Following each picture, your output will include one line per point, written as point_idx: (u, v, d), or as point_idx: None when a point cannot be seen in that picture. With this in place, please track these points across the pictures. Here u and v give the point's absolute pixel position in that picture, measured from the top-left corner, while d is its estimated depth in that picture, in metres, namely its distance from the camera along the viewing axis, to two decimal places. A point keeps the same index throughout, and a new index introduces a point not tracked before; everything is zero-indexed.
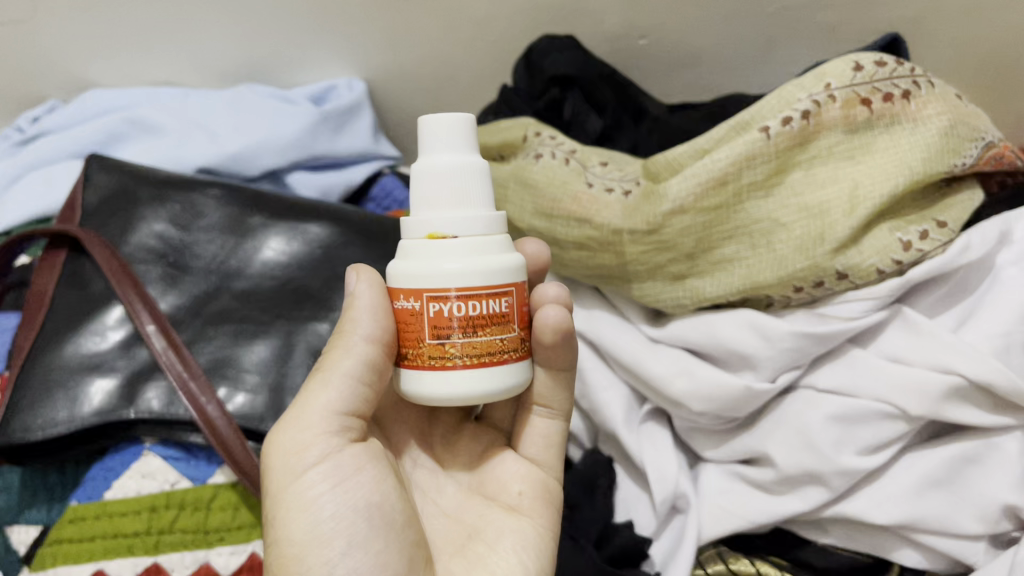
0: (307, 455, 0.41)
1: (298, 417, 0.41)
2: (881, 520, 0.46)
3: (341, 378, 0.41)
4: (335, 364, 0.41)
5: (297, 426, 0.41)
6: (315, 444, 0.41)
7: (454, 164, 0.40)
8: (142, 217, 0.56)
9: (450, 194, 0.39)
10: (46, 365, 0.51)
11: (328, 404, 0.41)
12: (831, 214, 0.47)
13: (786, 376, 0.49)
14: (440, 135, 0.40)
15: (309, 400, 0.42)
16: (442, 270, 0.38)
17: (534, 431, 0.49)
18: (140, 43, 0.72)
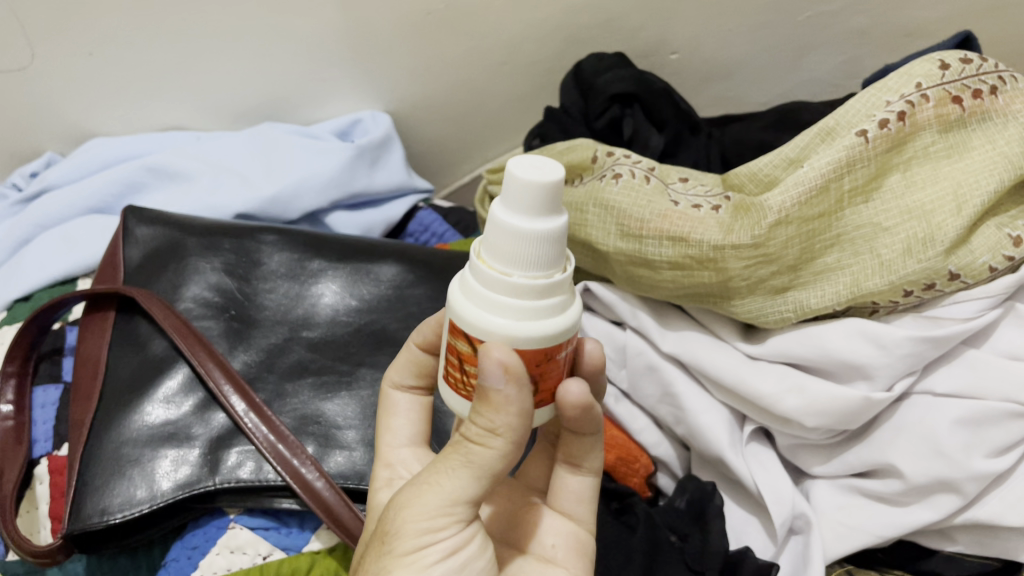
0: (440, 535, 0.33)
1: (439, 494, 0.33)
2: (1018, 522, 0.45)
3: (491, 473, 0.33)
4: (488, 460, 0.33)
5: (437, 504, 0.33)
6: (446, 530, 0.34)
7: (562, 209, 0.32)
8: (197, 269, 0.53)
9: (508, 257, 0.31)
10: (114, 439, 0.46)
11: (466, 494, 0.33)
12: (938, 215, 0.46)
13: (904, 383, 0.48)
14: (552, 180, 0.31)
15: (455, 485, 0.33)
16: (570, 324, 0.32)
17: (566, 489, 0.44)
18: (146, 94, 0.66)
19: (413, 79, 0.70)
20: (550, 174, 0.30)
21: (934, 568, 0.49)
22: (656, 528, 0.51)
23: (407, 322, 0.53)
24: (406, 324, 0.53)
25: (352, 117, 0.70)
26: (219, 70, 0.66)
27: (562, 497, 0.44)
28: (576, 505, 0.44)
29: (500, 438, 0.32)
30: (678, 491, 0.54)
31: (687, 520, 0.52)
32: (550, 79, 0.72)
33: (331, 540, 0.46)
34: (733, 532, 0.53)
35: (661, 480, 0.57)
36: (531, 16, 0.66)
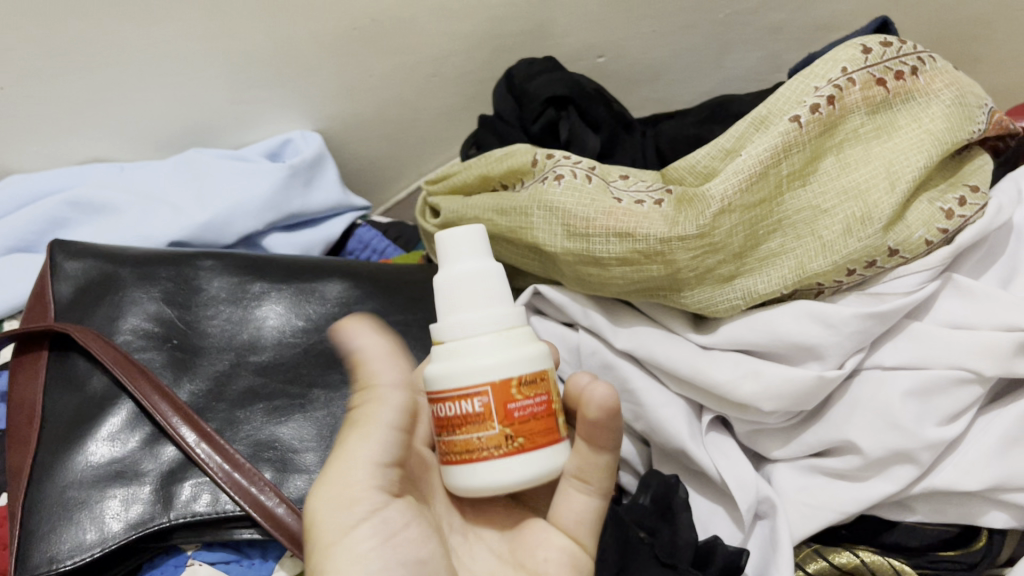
0: (356, 508, 0.36)
1: (340, 462, 0.37)
2: (973, 487, 0.47)
3: (382, 429, 0.37)
4: (373, 414, 0.37)
5: (340, 479, 0.36)
6: (363, 498, 0.36)
7: (481, 273, 0.39)
8: (132, 301, 0.51)
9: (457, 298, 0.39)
10: (57, 483, 0.44)
11: (365, 455, 0.36)
12: (873, 193, 0.47)
13: (853, 359, 0.49)
14: (462, 248, 0.40)
15: (349, 454, 0.36)
16: (469, 366, 0.36)
17: (569, 507, 0.43)
18: (63, 126, 0.63)
19: (344, 97, 0.69)
20: (463, 243, 0.40)
21: (897, 540, 0.50)
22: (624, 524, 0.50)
23: None
24: None
25: (281, 138, 0.69)
26: (141, 99, 0.63)
27: (564, 516, 0.43)
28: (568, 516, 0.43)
29: (377, 392, 0.37)
30: (643, 487, 0.53)
31: (654, 514, 0.51)
32: (479, 90, 0.72)
33: (296, 568, 0.44)
34: (701, 522, 0.53)
35: (622, 478, 0.57)
36: (457, 26, 0.66)
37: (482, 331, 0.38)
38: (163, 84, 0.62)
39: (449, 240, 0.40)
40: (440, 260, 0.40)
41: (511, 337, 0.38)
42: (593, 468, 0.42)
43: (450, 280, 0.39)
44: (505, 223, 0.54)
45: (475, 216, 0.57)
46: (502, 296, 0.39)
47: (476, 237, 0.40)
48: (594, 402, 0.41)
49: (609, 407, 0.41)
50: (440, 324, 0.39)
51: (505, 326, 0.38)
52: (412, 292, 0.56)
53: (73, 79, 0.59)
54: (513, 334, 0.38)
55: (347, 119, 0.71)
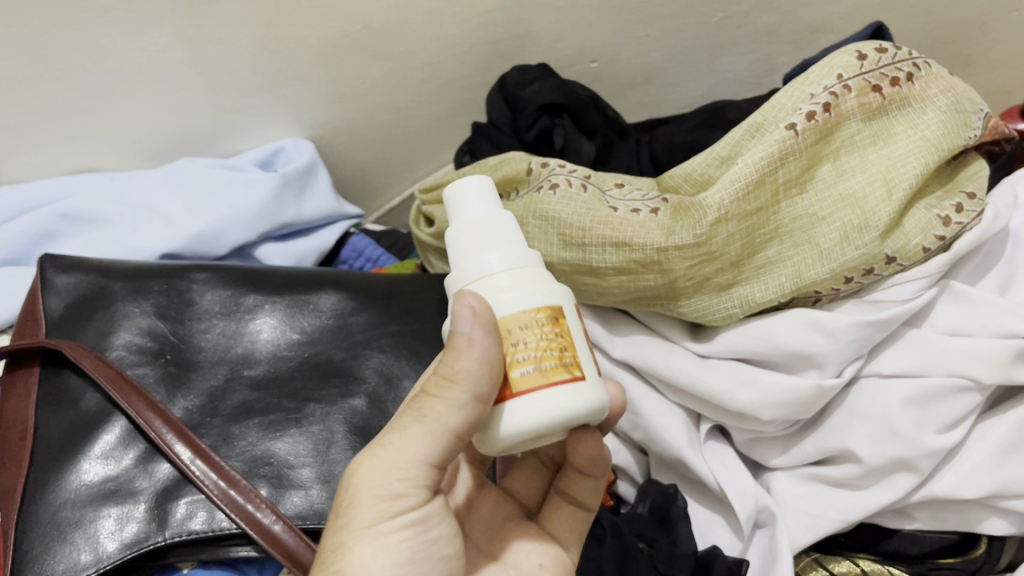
0: (398, 506, 0.33)
1: (392, 454, 0.33)
2: (973, 494, 0.46)
3: (448, 432, 0.33)
4: (442, 414, 0.33)
5: (385, 473, 0.33)
6: (406, 496, 0.33)
7: (490, 217, 0.36)
8: (124, 315, 0.50)
9: (479, 241, 0.36)
10: (50, 504, 0.43)
11: (419, 452, 0.33)
12: (871, 201, 0.47)
13: (852, 367, 0.49)
14: (467, 199, 0.37)
15: (404, 445, 0.33)
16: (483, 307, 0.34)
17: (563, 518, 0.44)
18: (49, 136, 0.61)
19: (335, 104, 0.68)
20: (478, 190, 0.37)
21: (896, 548, 0.50)
22: (623, 536, 0.50)
23: (352, 351, 0.52)
24: (351, 353, 0.52)
25: (273, 146, 0.68)
26: (130, 108, 0.62)
27: (558, 525, 0.44)
28: (562, 526, 0.44)
29: (453, 392, 0.32)
30: (641, 496, 0.53)
31: (653, 524, 0.51)
32: (472, 96, 0.72)
33: None
34: (699, 531, 0.53)
35: (621, 487, 0.57)
36: (449, 32, 0.65)
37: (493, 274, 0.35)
38: (153, 94, 0.61)
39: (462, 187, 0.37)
40: (449, 209, 0.38)
41: (525, 273, 0.35)
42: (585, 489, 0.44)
43: (459, 226, 0.36)
44: None
45: None
46: (513, 234, 0.36)
47: (481, 188, 0.38)
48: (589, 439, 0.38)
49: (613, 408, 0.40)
50: (453, 273, 0.36)
51: (517, 268, 0.35)
52: (407, 301, 0.56)
53: (59, 90, 0.58)
54: (526, 272, 0.35)
55: (339, 126, 0.70)
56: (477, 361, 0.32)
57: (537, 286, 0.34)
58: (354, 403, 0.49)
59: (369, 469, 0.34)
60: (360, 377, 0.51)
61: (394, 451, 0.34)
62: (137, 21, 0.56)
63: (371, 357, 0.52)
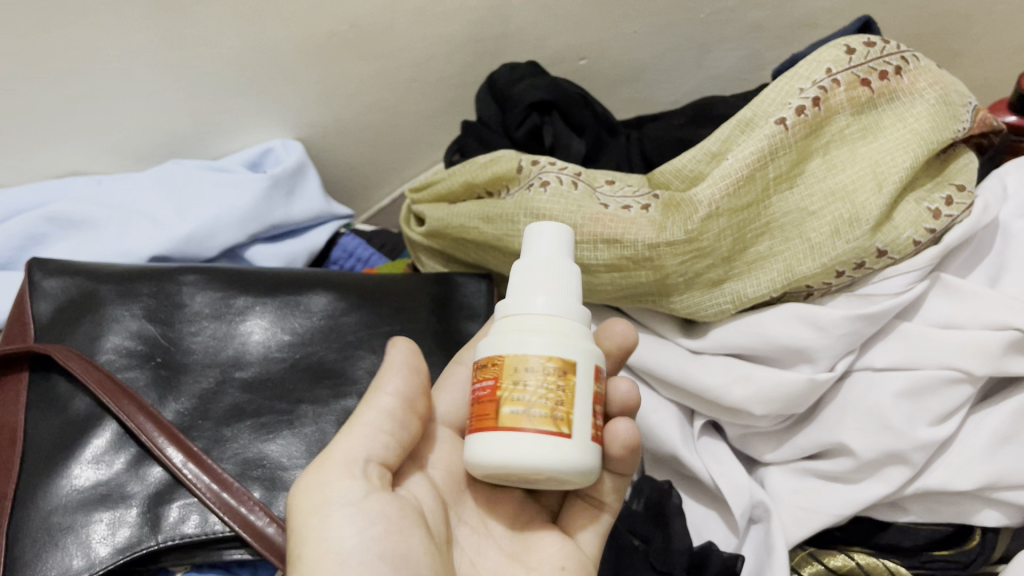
0: (334, 495, 0.35)
1: (321, 461, 0.37)
2: (966, 486, 0.46)
3: (369, 423, 0.37)
4: (364, 410, 0.38)
5: (316, 477, 0.36)
6: (340, 485, 0.35)
7: (557, 261, 0.38)
8: (113, 318, 0.50)
9: (532, 282, 0.37)
10: (41, 509, 0.43)
11: (352, 449, 0.36)
12: (861, 195, 0.47)
13: (843, 362, 0.49)
14: (548, 240, 0.39)
15: (332, 450, 0.37)
16: (512, 341, 0.35)
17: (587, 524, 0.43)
18: (36, 139, 0.61)
19: (323, 104, 0.68)
20: (551, 241, 0.39)
21: (891, 542, 0.50)
22: (619, 535, 0.51)
23: (345, 352, 0.52)
24: (344, 354, 0.52)
25: (261, 147, 0.68)
26: (117, 107, 0.61)
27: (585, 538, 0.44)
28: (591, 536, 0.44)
29: (371, 393, 0.38)
30: (636, 492, 0.53)
31: (649, 521, 0.51)
32: (461, 94, 0.71)
33: None
34: (694, 527, 0.53)
35: None
36: (437, 30, 0.65)
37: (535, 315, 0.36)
38: (140, 95, 0.61)
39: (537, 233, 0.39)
40: (524, 251, 0.39)
41: (560, 325, 0.36)
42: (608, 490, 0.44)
43: (526, 261, 0.38)
44: (494, 231, 0.54)
45: (461, 224, 0.57)
46: (572, 288, 0.38)
47: (560, 237, 0.39)
48: (616, 440, 0.41)
49: (631, 444, 0.41)
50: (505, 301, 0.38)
51: (557, 317, 0.36)
52: (397, 301, 0.56)
53: (43, 91, 0.58)
54: (565, 324, 0.36)
55: (327, 127, 0.70)
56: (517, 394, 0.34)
57: (566, 341, 0.35)
58: (346, 404, 0.49)
59: (302, 478, 0.37)
60: (352, 379, 0.51)
61: (318, 455, 0.37)
62: (122, 23, 0.56)
63: (364, 357, 0.52)
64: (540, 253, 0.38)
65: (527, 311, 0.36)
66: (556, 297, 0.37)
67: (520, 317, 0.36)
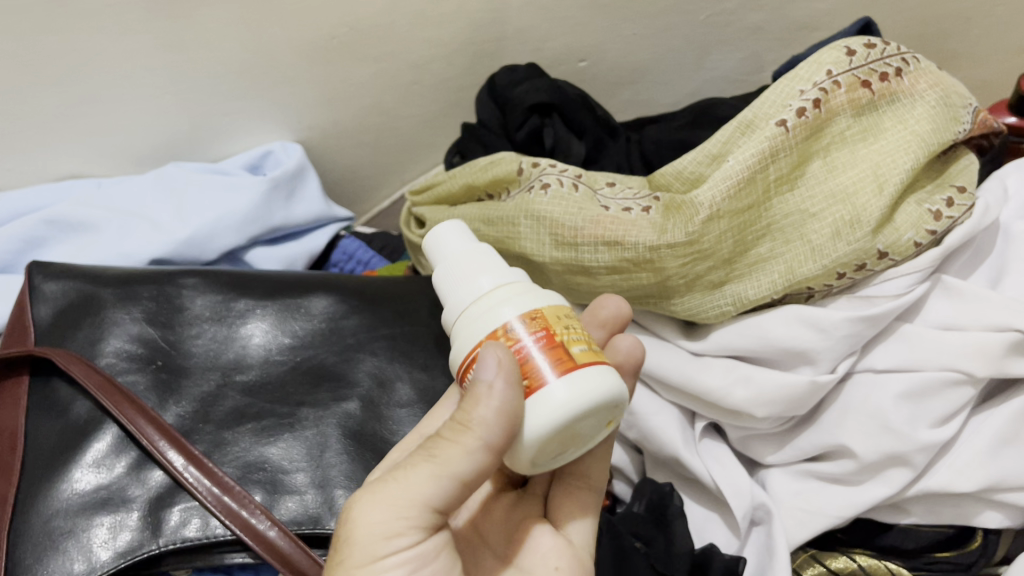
0: (395, 539, 0.33)
1: (394, 495, 0.33)
2: (968, 488, 0.46)
3: (454, 477, 0.33)
4: (453, 456, 0.33)
5: (384, 513, 0.33)
6: (403, 533, 0.33)
7: (469, 249, 0.38)
8: (113, 321, 0.50)
9: (470, 266, 0.37)
10: (42, 513, 0.43)
11: (426, 494, 0.33)
12: (862, 197, 0.47)
13: (845, 364, 0.49)
14: (447, 239, 0.39)
15: (407, 486, 0.33)
16: (485, 319, 0.35)
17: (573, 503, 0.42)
18: (36, 142, 0.61)
19: (322, 106, 0.68)
20: (458, 234, 0.40)
21: (893, 543, 0.50)
22: (619, 536, 0.50)
23: (345, 355, 0.52)
24: (344, 357, 0.52)
25: (261, 150, 0.68)
26: (117, 110, 0.61)
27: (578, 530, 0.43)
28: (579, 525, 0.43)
29: (465, 436, 0.33)
30: (636, 496, 0.53)
31: (650, 523, 0.51)
32: (461, 96, 0.71)
33: None
34: (695, 529, 0.53)
35: (617, 487, 0.57)
36: (436, 33, 0.65)
37: (487, 290, 0.36)
38: (140, 98, 0.61)
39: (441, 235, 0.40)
40: (432, 261, 0.40)
41: (514, 284, 0.36)
42: (594, 466, 0.45)
43: (447, 260, 0.38)
44: (493, 233, 0.54)
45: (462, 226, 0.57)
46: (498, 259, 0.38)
47: (459, 230, 0.40)
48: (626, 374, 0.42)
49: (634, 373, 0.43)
50: (447, 305, 0.37)
51: (508, 283, 0.36)
52: (398, 304, 0.56)
53: (43, 94, 0.57)
54: (514, 286, 0.36)
55: (327, 130, 0.70)
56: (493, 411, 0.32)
57: (530, 296, 0.35)
58: (347, 407, 0.49)
59: (369, 499, 0.33)
60: (353, 382, 0.51)
61: (392, 481, 0.33)
62: (121, 26, 0.56)
63: (364, 360, 0.52)
64: (453, 249, 0.39)
65: (483, 288, 0.36)
66: (499, 266, 0.37)
67: (481, 294, 0.36)
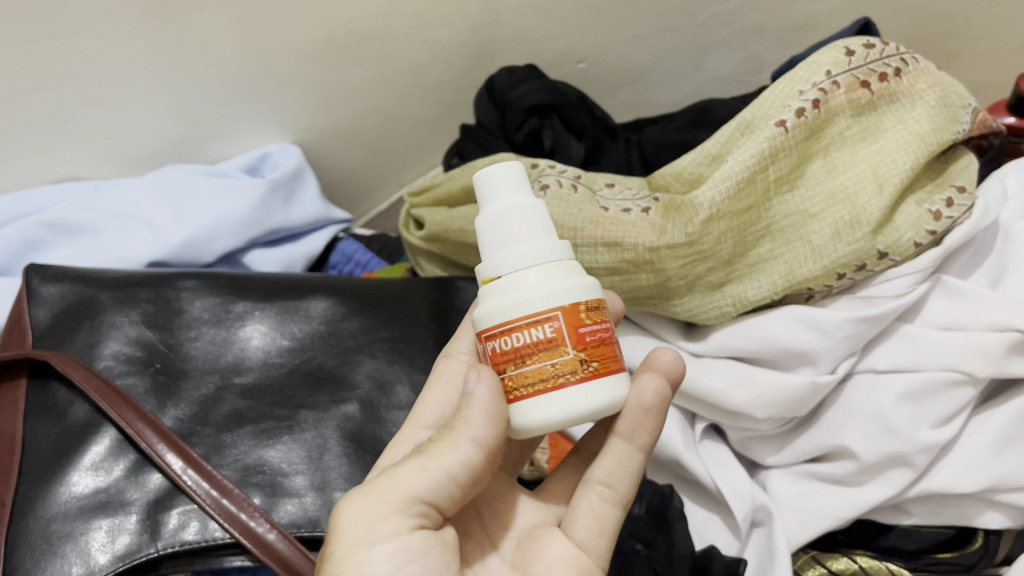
0: (382, 526, 0.32)
1: (382, 486, 0.33)
2: (969, 488, 0.46)
3: (442, 469, 0.33)
4: (442, 452, 0.34)
5: (369, 501, 0.32)
6: (390, 519, 0.32)
7: (522, 202, 0.37)
8: (111, 324, 0.50)
9: (516, 232, 0.36)
10: (39, 517, 0.42)
11: (415, 486, 0.33)
12: (861, 197, 0.47)
13: (845, 364, 0.49)
14: (502, 182, 0.37)
15: (395, 478, 0.33)
16: (519, 301, 0.34)
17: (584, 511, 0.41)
18: (34, 145, 0.60)
19: (320, 108, 0.67)
20: (512, 185, 0.37)
21: (894, 544, 0.50)
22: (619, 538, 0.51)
23: (344, 357, 0.52)
24: (343, 360, 0.52)
25: (260, 151, 0.68)
26: (116, 113, 0.61)
27: (580, 523, 0.41)
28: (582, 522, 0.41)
29: (455, 433, 0.34)
30: (637, 496, 0.52)
31: (651, 525, 0.50)
32: (459, 98, 0.71)
33: None
34: (695, 531, 0.53)
35: None
36: (435, 34, 0.65)
37: (528, 264, 0.35)
38: (139, 101, 0.61)
39: (492, 179, 0.37)
40: (480, 200, 0.38)
41: (560, 268, 0.35)
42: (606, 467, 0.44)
43: (495, 213, 0.37)
44: None
45: (461, 228, 0.56)
46: (545, 227, 0.37)
47: (514, 174, 0.38)
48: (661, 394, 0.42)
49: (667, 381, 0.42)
50: (486, 262, 0.37)
51: (550, 262, 0.35)
52: (396, 306, 0.56)
53: (40, 97, 0.57)
54: (560, 267, 0.35)
55: (325, 131, 0.70)
56: (484, 407, 0.33)
57: (573, 284, 0.35)
58: (347, 409, 0.49)
59: (355, 493, 0.33)
60: (353, 384, 0.51)
61: (378, 477, 0.33)
62: (118, 28, 0.56)
63: (363, 362, 0.52)
64: (503, 198, 0.37)
65: (527, 266, 0.35)
66: (545, 241, 0.36)
67: (524, 270, 0.35)
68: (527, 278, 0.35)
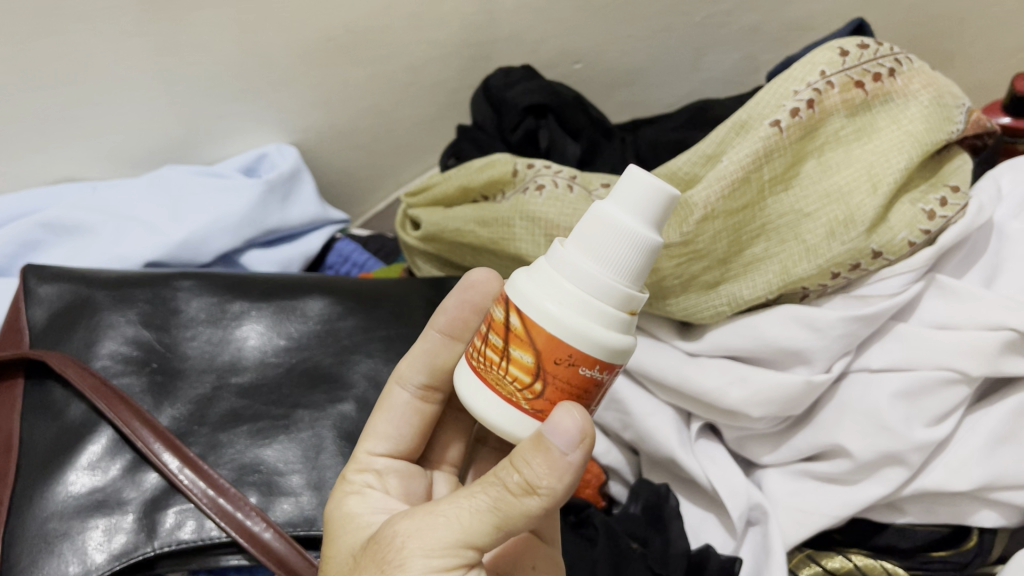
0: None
1: (447, 531, 0.32)
2: (964, 486, 0.46)
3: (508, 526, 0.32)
4: (517, 512, 0.32)
5: (432, 546, 0.32)
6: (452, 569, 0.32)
7: (629, 227, 0.32)
8: (108, 324, 0.50)
9: (593, 246, 0.33)
10: (37, 516, 0.42)
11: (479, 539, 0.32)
12: (854, 197, 0.47)
13: (840, 363, 0.49)
14: (631, 195, 0.33)
15: (461, 525, 0.32)
16: (545, 308, 0.32)
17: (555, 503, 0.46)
18: (31, 144, 0.60)
19: (318, 109, 0.68)
20: (635, 208, 0.33)
21: (890, 543, 0.50)
22: (617, 537, 0.49)
23: (341, 357, 0.52)
24: (340, 359, 0.52)
25: (257, 152, 0.68)
26: (113, 113, 0.61)
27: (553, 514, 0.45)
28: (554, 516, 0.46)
29: (537, 495, 0.32)
30: (632, 497, 0.53)
31: (645, 525, 0.51)
32: (456, 98, 0.72)
33: None
34: (691, 530, 0.53)
35: (613, 488, 0.56)
36: (432, 34, 0.65)
37: (569, 277, 0.33)
38: (137, 100, 0.61)
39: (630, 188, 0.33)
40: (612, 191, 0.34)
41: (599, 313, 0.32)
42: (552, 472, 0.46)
43: (598, 215, 0.33)
44: (488, 234, 0.54)
45: (457, 228, 0.57)
46: (627, 264, 0.32)
47: (657, 200, 0.33)
48: None
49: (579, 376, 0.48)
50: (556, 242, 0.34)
51: (595, 297, 0.32)
52: (393, 305, 0.56)
53: (37, 96, 0.57)
54: (602, 311, 0.32)
55: (322, 131, 0.70)
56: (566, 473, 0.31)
57: (596, 335, 0.32)
58: (344, 408, 0.49)
59: (419, 528, 0.32)
60: (350, 383, 0.51)
61: (442, 515, 0.32)
62: (114, 27, 0.56)
63: (359, 362, 0.52)
64: (614, 209, 0.33)
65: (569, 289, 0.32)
66: (603, 273, 0.32)
67: (567, 288, 0.32)
68: (570, 300, 0.32)
